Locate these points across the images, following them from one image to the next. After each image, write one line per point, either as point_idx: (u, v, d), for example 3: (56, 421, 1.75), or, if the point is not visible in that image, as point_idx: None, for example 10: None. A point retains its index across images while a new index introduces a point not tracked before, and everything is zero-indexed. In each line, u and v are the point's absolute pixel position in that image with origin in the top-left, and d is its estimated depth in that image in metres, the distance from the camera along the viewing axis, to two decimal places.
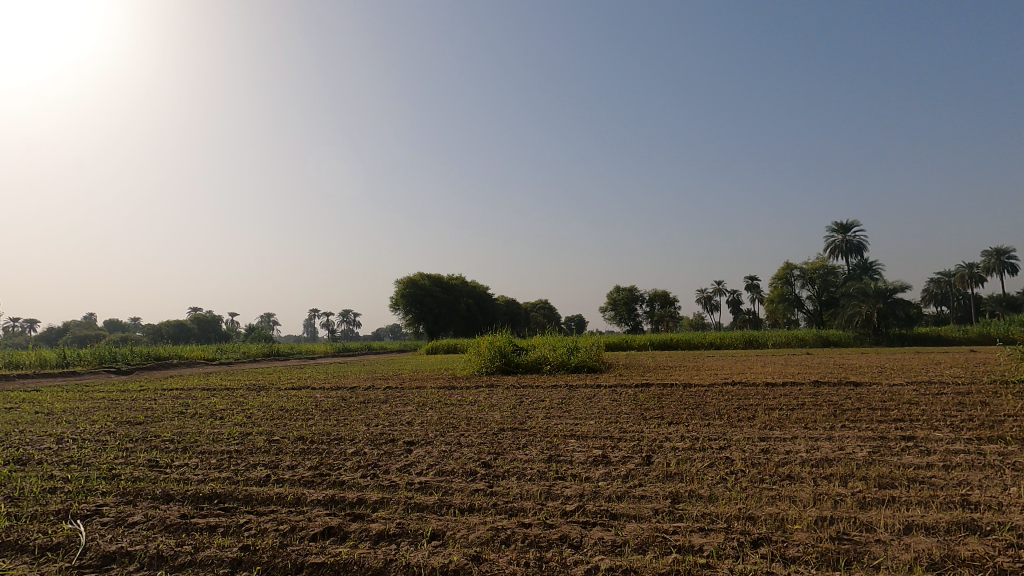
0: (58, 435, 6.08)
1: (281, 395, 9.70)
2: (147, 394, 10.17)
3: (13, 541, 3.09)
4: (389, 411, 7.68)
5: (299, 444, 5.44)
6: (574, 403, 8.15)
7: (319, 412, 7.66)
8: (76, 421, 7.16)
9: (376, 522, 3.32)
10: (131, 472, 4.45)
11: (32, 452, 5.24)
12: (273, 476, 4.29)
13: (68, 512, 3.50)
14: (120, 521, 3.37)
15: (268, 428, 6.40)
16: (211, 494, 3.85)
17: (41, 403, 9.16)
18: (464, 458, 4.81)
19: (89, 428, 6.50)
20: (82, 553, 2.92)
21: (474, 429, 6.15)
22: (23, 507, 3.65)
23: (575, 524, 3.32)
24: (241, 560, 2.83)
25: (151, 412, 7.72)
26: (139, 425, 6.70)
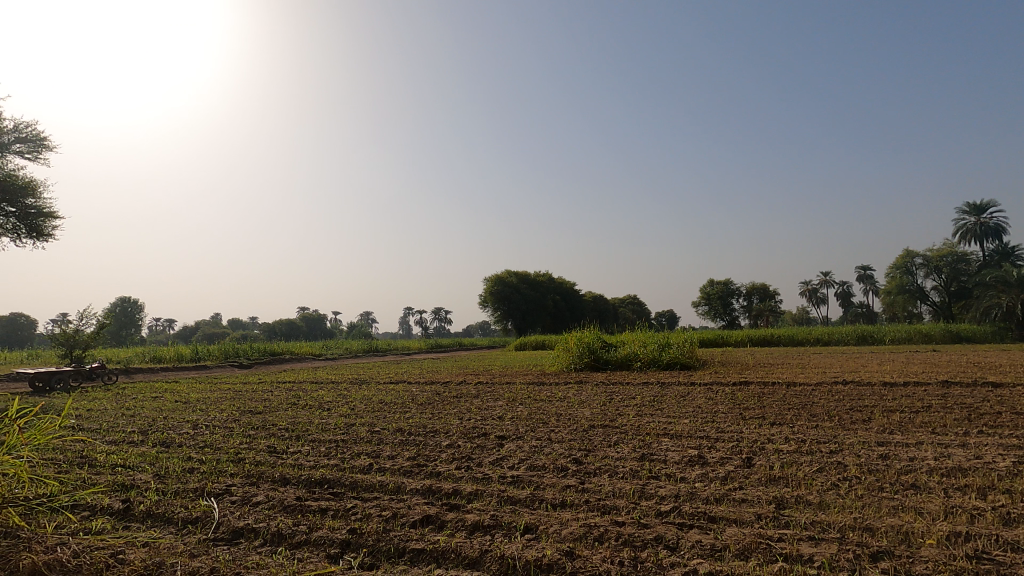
0: (196, 421, 6.89)
1: (381, 389, 10.31)
2: (265, 386, 11.24)
3: (162, 512, 3.52)
4: (481, 405, 7.90)
5: (398, 435, 5.74)
6: (667, 401, 7.89)
7: (415, 405, 8.04)
8: (208, 409, 8.06)
9: (472, 513, 3.42)
10: (253, 456, 4.92)
11: (174, 436, 5.96)
12: (376, 464, 4.57)
13: (203, 490, 3.94)
14: (246, 500, 3.74)
15: (369, 419, 6.83)
16: (322, 479, 4.16)
17: (181, 392, 10.41)
18: (555, 454, 4.83)
19: (219, 416, 7.29)
20: (217, 528, 3.26)
21: (564, 425, 6.16)
22: (168, 483, 4.16)
23: (671, 525, 3.23)
24: (350, 542, 3.03)
25: (270, 403, 8.51)
26: (259, 413, 7.41)
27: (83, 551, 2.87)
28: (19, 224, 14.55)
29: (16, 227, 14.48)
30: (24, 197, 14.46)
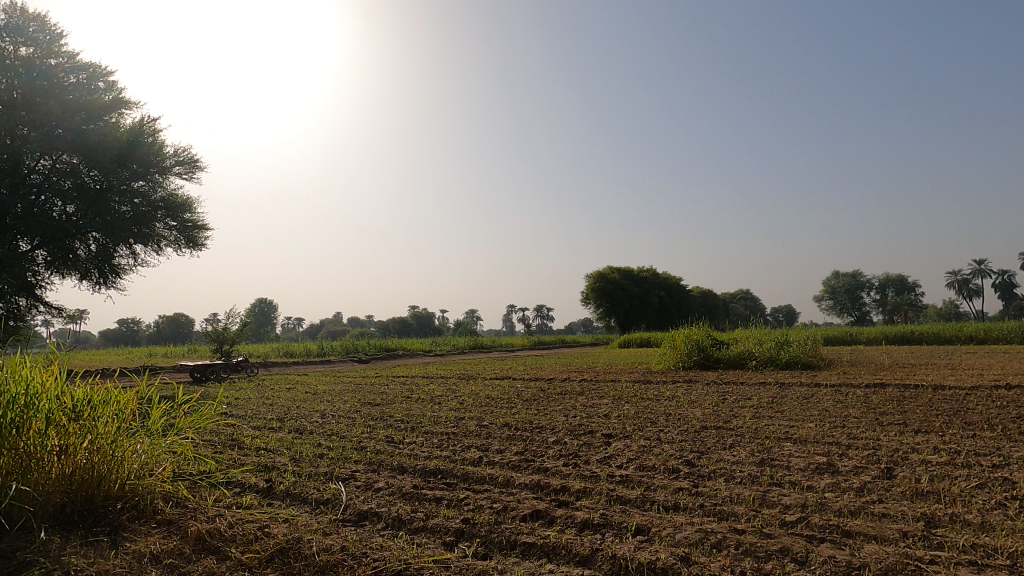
0: (323, 410, 7.54)
1: (487, 384, 10.62)
2: (382, 380, 12.03)
3: (298, 492, 3.89)
4: (586, 403, 7.85)
5: (505, 430, 5.87)
6: (788, 403, 7.32)
7: (521, 401, 8.17)
8: (334, 400, 8.78)
9: (581, 511, 3.41)
10: (374, 445, 5.28)
11: (306, 424, 6.57)
12: (485, 457, 4.70)
13: (332, 474, 4.29)
14: (370, 485, 4.02)
15: (477, 413, 7.05)
16: (436, 469, 4.36)
17: (310, 384, 11.45)
18: (665, 455, 4.67)
19: (343, 406, 7.92)
20: (345, 509, 3.54)
21: (674, 426, 5.93)
22: (302, 466, 4.59)
23: (798, 537, 2.99)
24: (464, 532, 3.15)
25: (386, 396, 9.08)
26: (377, 405, 7.94)
27: (237, 522, 3.24)
28: (180, 236, 16.78)
29: (177, 238, 16.72)
30: (183, 212, 16.64)
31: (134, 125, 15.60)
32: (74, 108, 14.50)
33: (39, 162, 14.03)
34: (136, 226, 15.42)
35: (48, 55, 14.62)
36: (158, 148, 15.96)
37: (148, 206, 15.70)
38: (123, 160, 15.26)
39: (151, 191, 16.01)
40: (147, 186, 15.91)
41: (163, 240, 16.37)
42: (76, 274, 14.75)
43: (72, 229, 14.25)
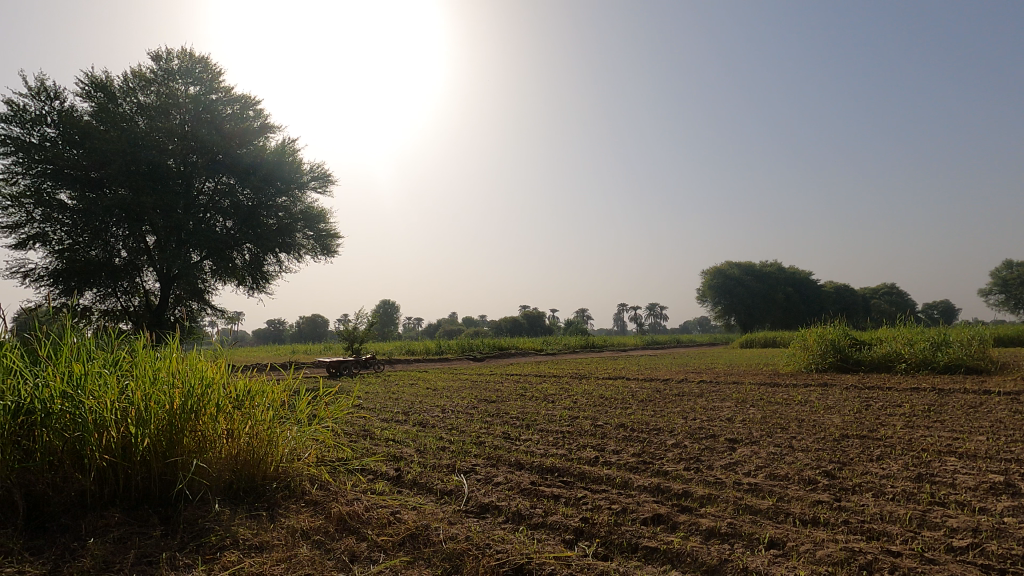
0: (444, 406, 7.92)
1: (600, 384, 10.50)
2: (496, 378, 12.38)
3: (424, 482, 4.11)
4: (707, 405, 7.46)
5: (621, 431, 5.76)
6: (949, 412, 6.40)
7: (636, 402, 7.97)
8: (453, 396, 9.20)
9: (706, 518, 3.25)
10: (492, 441, 5.45)
11: (428, 418, 6.95)
12: (602, 457, 4.65)
13: (454, 467, 4.49)
14: (489, 479, 4.15)
15: (592, 413, 7.00)
16: (552, 467, 4.40)
17: (430, 381, 12.10)
18: (800, 464, 4.30)
19: (461, 402, 8.26)
20: (467, 501, 3.68)
21: (809, 433, 5.45)
22: (427, 458, 4.85)
23: (970, 566, 2.60)
24: (583, 531, 3.14)
25: (502, 393, 9.33)
26: (493, 402, 8.19)
27: (372, 507, 3.51)
28: (316, 245, 18.52)
29: (314, 246, 18.47)
30: (318, 223, 18.36)
31: (278, 147, 17.50)
32: (231, 136, 16.59)
33: (205, 185, 16.24)
34: (280, 237, 17.29)
35: (210, 91, 16.89)
36: (297, 167, 17.77)
37: (290, 219, 17.55)
38: (269, 179, 17.19)
39: (292, 205, 17.86)
40: (289, 201, 17.76)
41: (303, 249, 18.19)
42: (235, 281, 16.86)
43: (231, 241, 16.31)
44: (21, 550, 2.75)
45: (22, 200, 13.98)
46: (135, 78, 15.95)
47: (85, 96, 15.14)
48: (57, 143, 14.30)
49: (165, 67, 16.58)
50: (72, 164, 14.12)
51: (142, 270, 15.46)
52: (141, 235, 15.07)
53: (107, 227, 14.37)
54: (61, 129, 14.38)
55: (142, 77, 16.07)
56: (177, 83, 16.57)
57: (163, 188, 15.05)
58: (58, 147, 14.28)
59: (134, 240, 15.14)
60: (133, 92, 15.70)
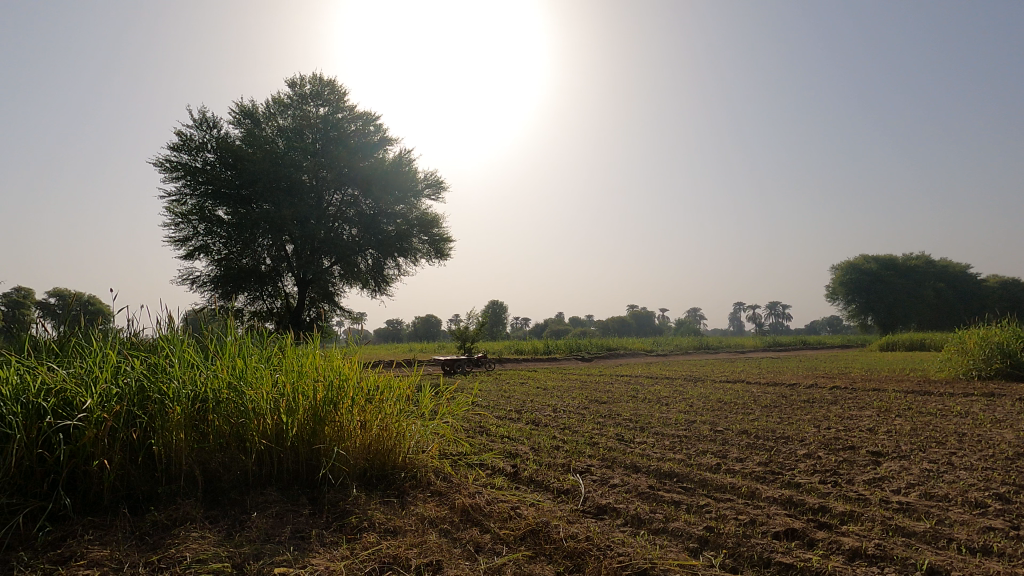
0: (555, 405, 7.99)
1: (718, 387, 9.98)
2: (606, 378, 12.23)
3: (541, 480, 4.18)
4: (843, 413, 6.81)
5: (744, 437, 5.44)
6: None
7: (759, 407, 7.48)
8: (563, 396, 9.24)
9: (849, 537, 2.97)
10: (606, 442, 5.40)
11: (540, 416, 7.05)
12: (724, 465, 4.42)
13: (569, 466, 4.52)
14: (605, 481, 4.12)
15: (710, 418, 6.68)
16: (671, 472, 4.26)
17: (540, 380, 12.24)
18: (963, 484, 3.78)
19: (572, 402, 8.27)
20: (584, 501, 3.69)
21: (972, 449, 4.77)
22: (542, 456, 4.93)
23: None
24: (708, 540, 3.01)
25: (613, 394, 9.21)
26: (605, 403, 8.10)
27: (493, 501, 3.64)
28: (431, 249, 19.49)
29: (429, 250, 19.45)
30: (432, 228, 19.31)
31: (396, 158, 18.71)
32: (355, 150, 18.01)
33: (333, 197, 17.78)
34: (399, 242, 18.42)
35: (337, 111, 18.47)
36: (413, 176, 18.86)
37: (407, 225, 18.66)
38: (389, 189, 18.40)
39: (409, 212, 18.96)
40: (406, 208, 18.88)
41: (419, 253, 19.23)
42: (360, 284, 18.25)
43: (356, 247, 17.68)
44: (202, 518, 3.20)
45: (189, 217, 16.23)
46: (275, 104, 17.88)
47: (236, 124, 17.26)
48: (215, 166, 16.43)
49: (299, 92, 18.41)
50: (227, 183, 16.15)
51: (283, 276, 17.26)
52: (282, 245, 16.82)
53: (255, 238, 16.23)
54: (218, 153, 16.50)
55: (281, 103, 17.97)
56: (309, 106, 18.31)
57: (299, 201, 16.71)
58: (216, 169, 16.40)
59: (277, 249, 16.97)
60: (274, 117, 17.62)
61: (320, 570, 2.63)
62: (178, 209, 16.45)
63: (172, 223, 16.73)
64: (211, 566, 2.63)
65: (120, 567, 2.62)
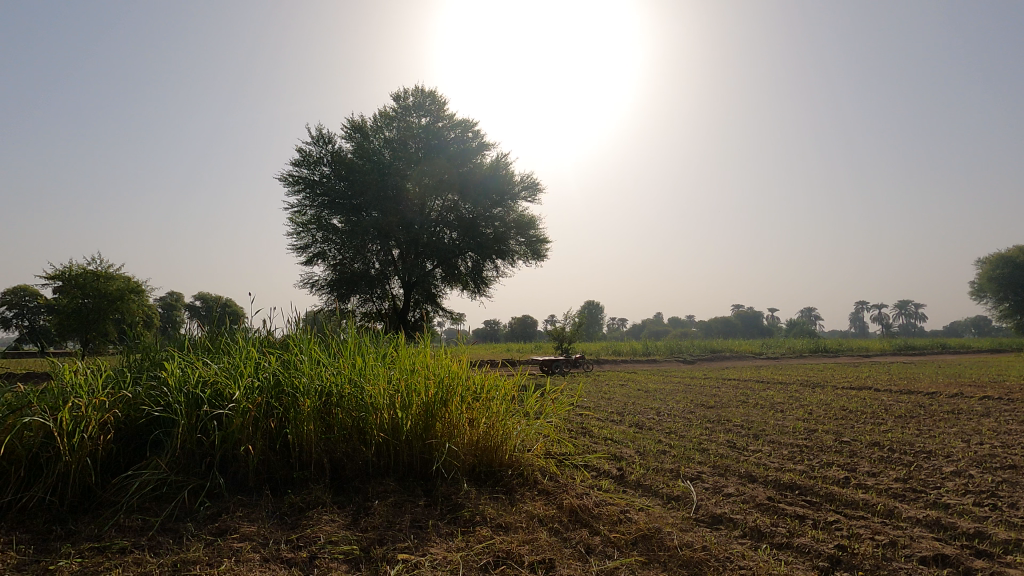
0: (659, 408, 7.76)
1: (840, 394, 9.17)
2: (712, 382, 11.68)
3: (649, 484, 4.08)
4: (998, 427, 5.97)
5: (876, 450, 4.96)
6: None
7: (891, 417, 6.77)
8: (667, 399, 8.96)
9: (1014, 570, 2.61)
10: (717, 449, 5.16)
11: (644, 420, 6.89)
12: (854, 479, 4.06)
13: (678, 472, 4.38)
14: (718, 489, 3.94)
15: (834, 427, 6.15)
16: (792, 484, 3.98)
17: (641, 382, 11.96)
18: None
19: (677, 406, 7.99)
20: (696, 509, 3.55)
21: None
22: (648, 460, 4.81)
23: None
24: (840, 559, 2.78)
25: (720, 399, 8.77)
26: (712, 408, 7.74)
27: (601, 503, 3.61)
28: (528, 250, 19.69)
29: (526, 252, 19.67)
30: (529, 229, 19.51)
31: (493, 162, 19.14)
32: (455, 157, 18.68)
33: (435, 203, 18.58)
34: (497, 244, 18.83)
35: (438, 120, 19.29)
36: (510, 179, 19.19)
37: (504, 227, 19.02)
38: (486, 192, 18.87)
39: (506, 215, 19.29)
40: (503, 211, 19.24)
41: (516, 254, 19.52)
42: (461, 286, 18.90)
43: (456, 251, 18.33)
44: (330, 503, 3.48)
45: (309, 227, 17.73)
46: (381, 118, 19.00)
47: (348, 138, 18.61)
48: (330, 179, 17.82)
49: (403, 104, 19.45)
50: (341, 194, 17.47)
51: (390, 279, 18.34)
52: (389, 250, 17.89)
53: (366, 244, 17.44)
54: (333, 167, 17.87)
55: (387, 116, 19.07)
56: (412, 117, 19.26)
57: (404, 208, 17.66)
58: (331, 181, 17.79)
59: (385, 254, 18.07)
60: (381, 130, 18.77)
61: (438, 559, 2.77)
62: (299, 219, 18.03)
63: (294, 232, 18.37)
64: (342, 547, 2.85)
65: (266, 542, 2.92)
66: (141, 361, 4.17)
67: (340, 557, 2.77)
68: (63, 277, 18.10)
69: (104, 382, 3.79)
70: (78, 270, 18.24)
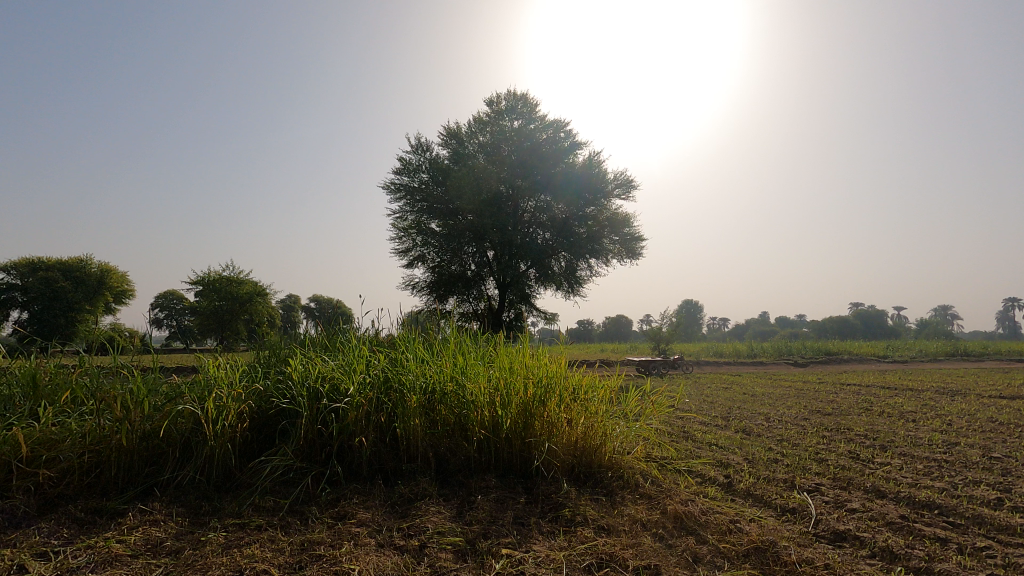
0: (768, 414, 7.29)
1: (987, 403, 8.08)
2: (828, 387, 10.77)
3: (760, 494, 3.85)
4: None
5: None
6: None
7: None
8: (776, 404, 8.39)
9: None
10: (837, 460, 4.76)
11: (751, 425, 6.50)
12: (1008, 501, 3.57)
13: (793, 483, 4.08)
14: (841, 504, 3.63)
15: (980, 441, 5.43)
16: (930, 502, 3.58)
17: (746, 386, 11.31)
18: None
19: (789, 412, 7.45)
20: (816, 524, 3.29)
21: None
22: (758, 469, 4.53)
23: None
24: None
25: (839, 405, 8.07)
26: (830, 415, 7.14)
27: (708, 511, 3.46)
28: (622, 249, 19.33)
29: (621, 250, 19.31)
30: (623, 228, 19.16)
31: (586, 161, 19.00)
32: (547, 158, 18.77)
33: (528, 204, 18.84)
34: (590, 244, 18.68)
35: (530, 122, 19.50)
36: (603, 177, 18.96)
37: (597, 226, 18.83)
38: (578, 191, 18.76)
39: (599, 213, 19.05)
40: (596, 210, 19.03)
41: (610, 253, 19.23)
42: (554, 286, 18.94)
43: (549, 251, 18.40)
44: (437, 495, 3.63)
45: (409, 231, 18.66)
46: (475, 123, 19.54)
47: (444, 145, 19.36)
48: (428, 185, 18.65)
49: (496, 109, 19.89)
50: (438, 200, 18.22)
51: (486, 281, 18.85)
52: (484, 252, 18.42)
53: (462, 247, 18.14)
54: (431, 174, 18.71)
55: (481, 121, 19.58)
56: (505, 121, 19.63)
57: (499, 211, 18.09)
58: (430, 188, 18.64)
59: (480, 256, 18.56)
60: (475, 135, 19.31)
61: (541, 556, 2.80)
62: (401, 225, 19.02)
63: (396, 237, 19.42)
64: (449, 538, 2.97)
65: (380, 529, 3.11)
66: (269, 358, 4.61)
67: (448, 548, 2.89)
68: (202, 282, 20.45)
69: (240, 375, 4.23)
70: (214, 276, 20.52)
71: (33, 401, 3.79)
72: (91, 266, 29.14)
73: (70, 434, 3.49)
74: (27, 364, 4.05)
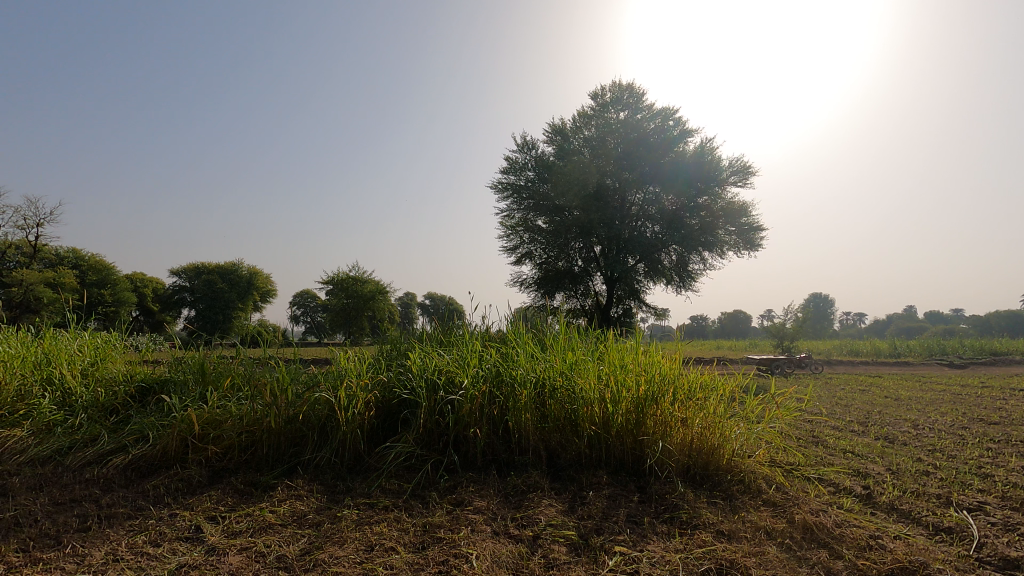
0: (917, 421, 6.47)
1: None
2: (995, 391, 9.30)
3: (907, 510, 3.44)
4: None
5: None
6: None
7: None
8: (928, 410, 7.41)
9: None
10: (1007, 476, 4.10)
11: (896, 433, 5.81)
12: None
13: (950, 499, 3.60)
14: (1012, 527, 3.14)
15: None
16: None
17: (889, 388, 10.12)
18: None
19: (942, 419, 6.56)
20: (979, 547, 2.89)
21: None
22: (905, 481, 4.05)
23: None
24: None
25: (1009, 414, 6.94)
26: (996, 424, 6.17)
27: (844, 524, 3.16)
28: (739, 239, 18.21)
29: (738, 242, 18.21)
30: (740, 217, 18.01)
31: (698, 149, 18.13)
32: (655, 148, 18.16)
33: (636, 196, 18.39)
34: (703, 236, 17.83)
35: (636, 112, 19.04)
36: (717, 164, 17.95)
37: (710, 216, 17.88)
38: (690, 180, 17.96)
39: (713, 203, 18.09)
40: (710, 199, 18.07)
41: (726, 245, 18.20)
42: (665, 280, 18.36)
43: (659, 244, 17.80)
44: (548, 488, 3.68)
45: (517, 229, 19.08)
46: (580, 118, 19.48)
47: (550, 142, 19.49)
48: (534, 183, 18.90)
49: (600, 101, 19.62)
50: (544, 197, 18.35)
51: (593, 276, 18.72)
52: (591, 247, 18.30)
53: (569, 243, 18.17)
54: (536, 171, 18.93)
55: (585, 115, 19.44)
56: (610, 112, 19.31)
57: (605, 205, 17.90)
58: (536, 186, 18.87)
59: (587, 251, 18.46)
60: (580, 130, 19.26)
61: (657, 556, 2.74)
62: (509, 223, 19.48)
63: (505, 235, 19.94)
64: (563, 532, 3.01)
65: (496, 517, 3.24)
66: (391, 350, 4.94)
67: (561, 541, 2.93)
68: (331, 282, 22.39)
69: (367, 367, 4.60)
70: (342, 276, 22.35)
71: (202, 385, 4.41)
72: (242, 270, 33.06)
73: (230, 416, 4.01)
74: (197, 354, 4.73)
